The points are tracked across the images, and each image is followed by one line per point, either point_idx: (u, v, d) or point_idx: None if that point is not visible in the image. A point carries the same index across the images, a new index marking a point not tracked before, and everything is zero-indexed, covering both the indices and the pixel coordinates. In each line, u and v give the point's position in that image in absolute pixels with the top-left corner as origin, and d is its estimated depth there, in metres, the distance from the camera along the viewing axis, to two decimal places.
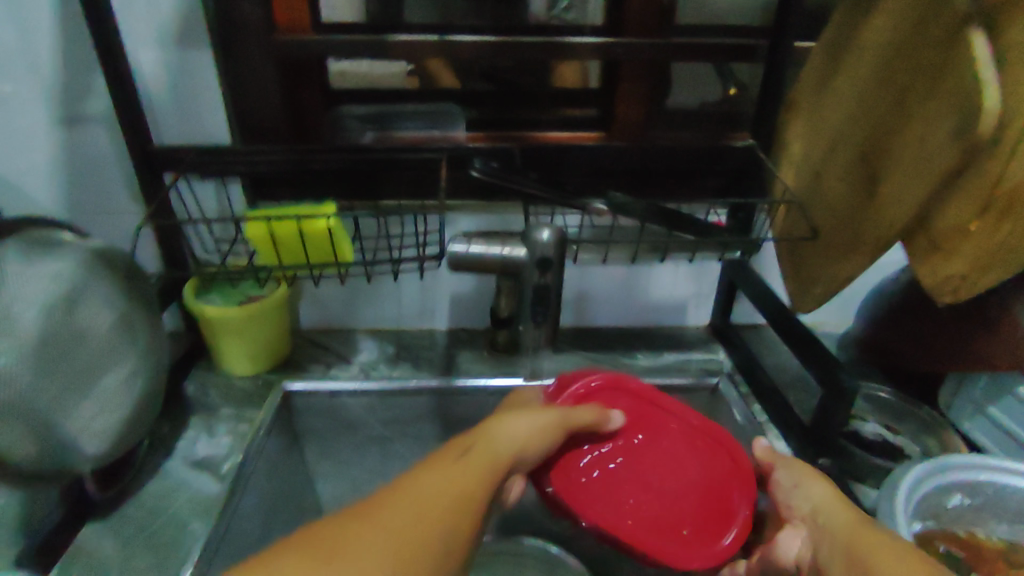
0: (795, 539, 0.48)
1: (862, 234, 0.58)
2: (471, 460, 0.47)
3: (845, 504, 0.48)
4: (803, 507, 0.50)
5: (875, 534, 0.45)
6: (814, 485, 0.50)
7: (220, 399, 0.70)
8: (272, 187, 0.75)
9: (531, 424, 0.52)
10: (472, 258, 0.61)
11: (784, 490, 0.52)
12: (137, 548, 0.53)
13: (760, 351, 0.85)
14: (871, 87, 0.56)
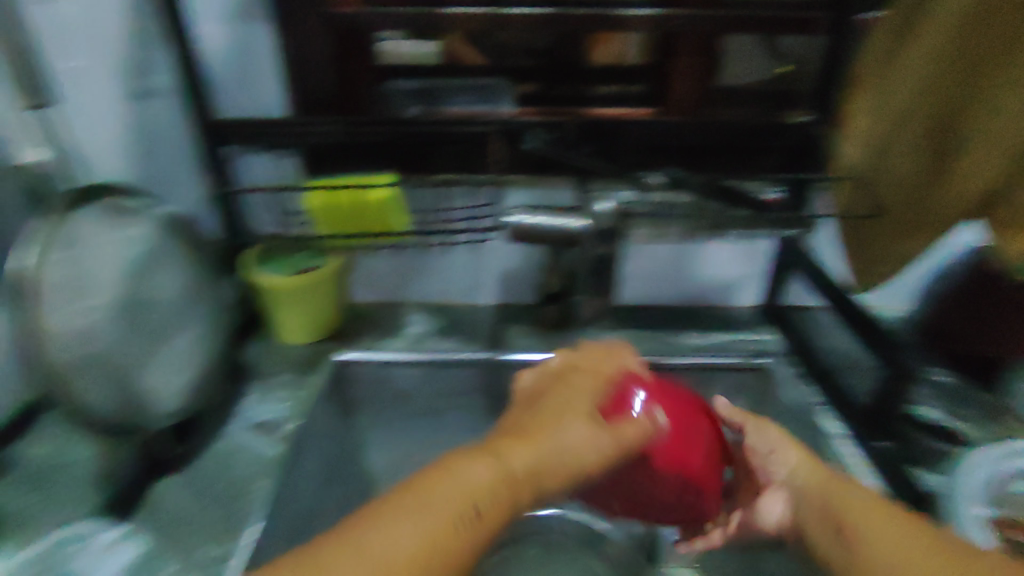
0: (775, 505, 0.54)
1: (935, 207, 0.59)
2: (484, 518, 0.41)
3: (820, 466, 0.53)
4: (783, 473, 0.54)
5: (842, 486, 0.49)
6: (789, 451, 0.54)
7: (277, 366, 0.75)
8: (321, 162, 0.76)
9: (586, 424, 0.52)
10: (532, 229, 0.54)
11: (761, 456, 0.56)
12: (208, 500, 0.58)
13: (817, 333, 0.81)
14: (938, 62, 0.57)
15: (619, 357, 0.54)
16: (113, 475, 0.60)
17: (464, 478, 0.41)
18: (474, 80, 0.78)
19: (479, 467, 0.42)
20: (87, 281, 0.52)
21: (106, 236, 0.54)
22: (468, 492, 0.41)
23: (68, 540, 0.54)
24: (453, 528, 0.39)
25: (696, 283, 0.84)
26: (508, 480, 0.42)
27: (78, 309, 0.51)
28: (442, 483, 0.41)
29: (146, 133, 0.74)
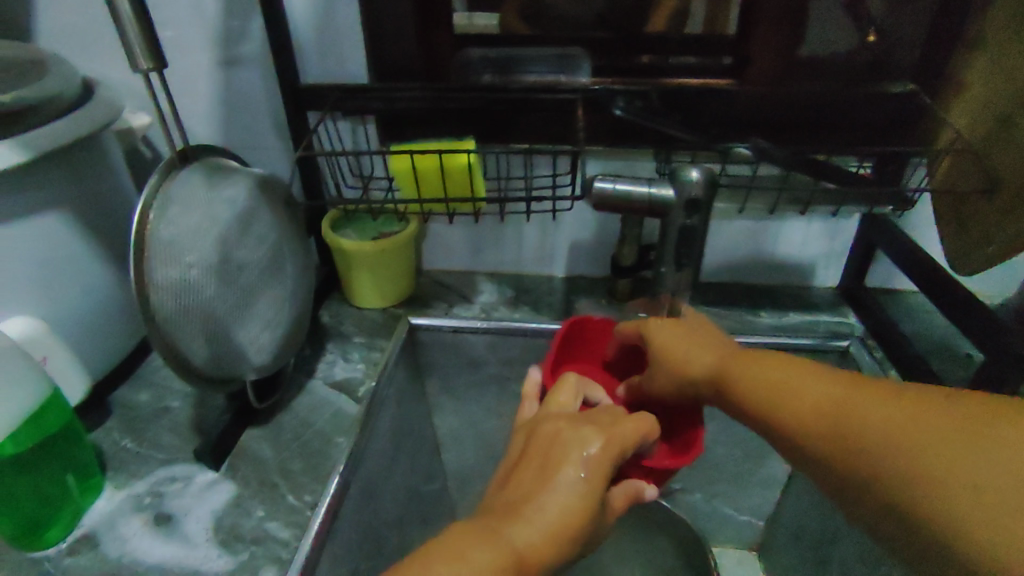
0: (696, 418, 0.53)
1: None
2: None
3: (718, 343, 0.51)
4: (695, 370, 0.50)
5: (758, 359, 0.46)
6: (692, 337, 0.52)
7: (353, 328, 0.77)
8: (402, 128, 0.78)
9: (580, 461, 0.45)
10: (618, 196, 0.53)
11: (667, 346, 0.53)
12: (291, 453, 0.61)
13: (906, 316, 0.77)
14: None
15: (626, 416, 0.51)
16: (206, 422, 0.64)
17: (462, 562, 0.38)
18: (554, 47, 0.74)
19: (494, 547, 0.39)
20: (194, 237, 0.52)
21: (209, 195, 0.55)
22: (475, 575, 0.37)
23: (169, 481, 0.58)
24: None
25: (772, 260, 0.81)
26: (517, 563, 0.39)
27: (182, 265, 0.51)
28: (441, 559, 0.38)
29: (235, 99, 0.78)
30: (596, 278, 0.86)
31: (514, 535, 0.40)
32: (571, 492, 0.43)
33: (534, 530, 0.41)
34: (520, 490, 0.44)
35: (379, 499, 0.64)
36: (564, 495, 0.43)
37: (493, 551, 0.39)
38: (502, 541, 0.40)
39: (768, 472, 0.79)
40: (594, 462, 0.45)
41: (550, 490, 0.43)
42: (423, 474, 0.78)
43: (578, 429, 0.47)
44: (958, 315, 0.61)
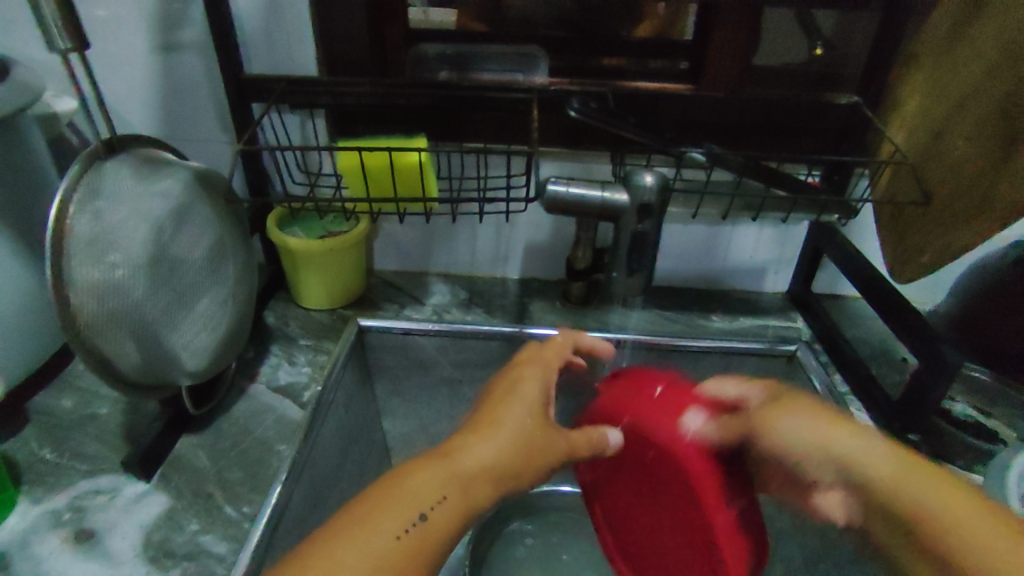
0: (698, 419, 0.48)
1: (991, 206, 0.53)
2: (426, 532, 0.41)
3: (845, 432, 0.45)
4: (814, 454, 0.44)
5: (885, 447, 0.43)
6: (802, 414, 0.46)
7: (299, 329, 0.75)
8: (353, 124, 0.76)
9: (529, 395, 0.50)
10: (571, 200, 0.52)
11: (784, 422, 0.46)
12: (229, 462, 0.58)
13: (848, 321, 0.79)
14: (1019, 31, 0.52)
15: (545, 345, 0.59)
16: (136, 429, 0.60)
17: (408, 489, 0.43)
18: (510, 46, 0.74)
19: (436, 475, 0.44)
20: (117, 233, 0.48)
21: (136, 189, 0.51)
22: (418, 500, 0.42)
23: (92, 494, 0.54)
24: (430, 545, 0.41)
25: (722, 265, 0.82)
26: (462, 480, 0.44)
27: (102, 263, 0.47)
28: (393, 488, 0.43)
29: (174, 87, 0.74)
30: (549, 281, 0.86)
31: (459, 456, 0.45)
32: (523, 419, 0.48)
33: (480, 446, 0.45)
34: (477, 420, 0.49)
35: (323, 507, 0.62)
36: (506, 422, 0.47)
37: (436, 474, 0.44)
38: (449, 464, 0.44)
39: None
40: (537, 395, 0.50)
41: (491, 421, 0.47)
42: (371, 480, 0.76)
43: (525, 369, 0.53)
44: (895, 323, 0.63)
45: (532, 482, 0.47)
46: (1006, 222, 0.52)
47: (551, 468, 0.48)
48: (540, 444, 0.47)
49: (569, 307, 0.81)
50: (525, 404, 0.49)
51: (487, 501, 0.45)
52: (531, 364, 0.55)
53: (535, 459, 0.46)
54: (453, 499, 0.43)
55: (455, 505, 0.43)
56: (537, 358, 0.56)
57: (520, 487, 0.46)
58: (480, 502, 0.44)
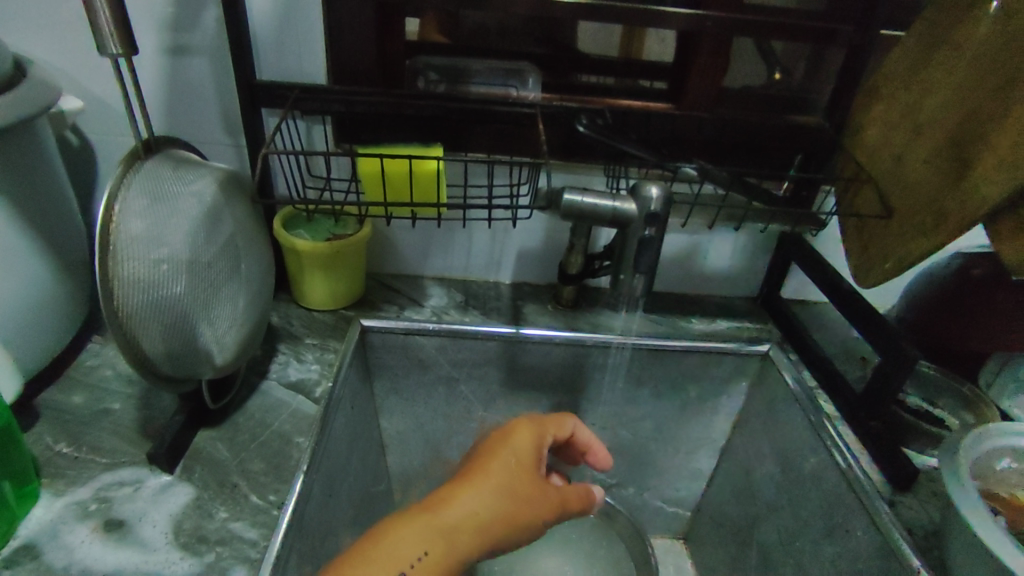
0: None
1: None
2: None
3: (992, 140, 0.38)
4: None
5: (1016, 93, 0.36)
6: None
7: (303, 329, 0.77)
8: (357, 131, 0.79)
9: (512, 457, 0.55)
10: (583, 207, 0.58)
11: None
12: (250, 454, 0.59)
13: (813, 324, 0.87)
14: (972, 70, 0.58)
15: (550, 414, 0.64)
16: (152, 424, 0.61)
17: (396, 545, 0.47)
18: (500, 61, 0.80)
19: (419, 532, 0.48)
20: (161, 230, 0.51)
21: (173, 186, 0.54)
22: (403, 559, 0.46)
23: (116, 486, 0.55)
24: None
25: (703, 274, 0.89)
26: (445, 539, 0.48)
27: (148, 260, 0.50)
28: (380, 547, 0.47)
29: (180, 89, 0.76)
30: (540, 285, 0.91)
31: (444, 512, 0.50)
32: (506, 477, 0.53)
33: (466, 501, 0.51)
34: (466, 473, 0.54)
35: (335, 498, 0.64)
36: (490, 475, 0.53)
37: (421, 527, 0.48)
38: (434, 520, 0.49)
39: (694, 465, 0.88)
40: (522, 457, 0.56)
41: (478, 474, 0.53)
42: (371, 475, 0.78)
43: (514, 426, 0.59)
44: (860, 326, 0.70)
45: (517, 535, 0.52)
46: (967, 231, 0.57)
47: (533, 521, 0.53)
48: (519, 496, 0.53)
49: (561, 310, 0.86)
50: (507, 465, 0.54)
51: (469, 558, 0.49)
52: (527, 423, 0.60)
53: (514, 514, 0.51)
54: (436, 552, 0.47)
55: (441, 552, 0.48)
56: (538, 422, 0.62)
57: (502, 541, 0.51)
58: (464, 558, 0.49)
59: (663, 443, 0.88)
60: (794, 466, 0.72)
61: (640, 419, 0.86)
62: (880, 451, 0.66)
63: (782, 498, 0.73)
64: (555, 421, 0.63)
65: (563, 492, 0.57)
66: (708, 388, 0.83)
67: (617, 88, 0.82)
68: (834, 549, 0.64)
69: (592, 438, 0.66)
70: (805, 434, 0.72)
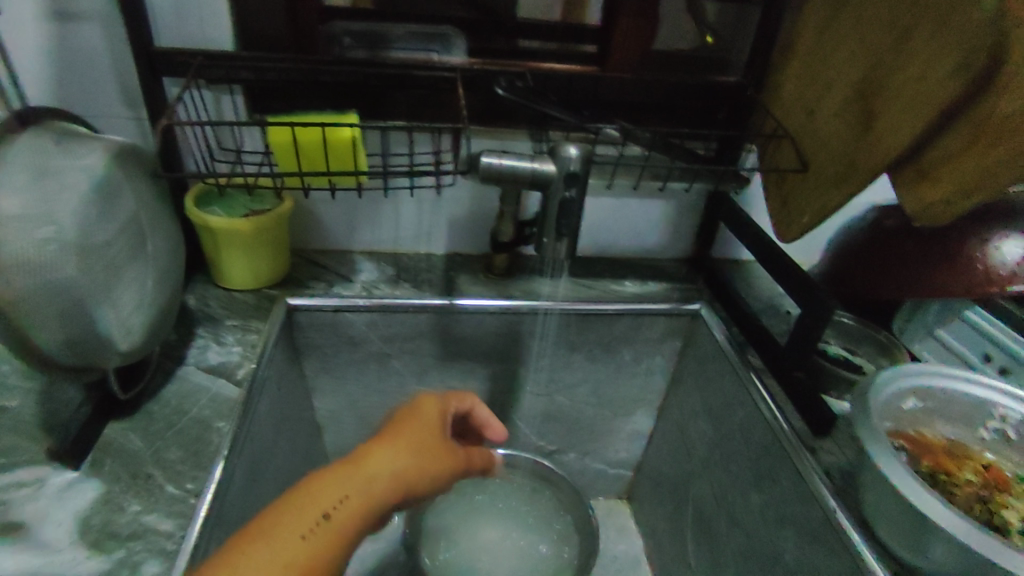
0: None
1: (996, 135, 0.48)
2: (331, 526, 0.44)
3: None
4: None
5: None
6: None
7: (224, 311, 0.74)
8: (270, 101, 0.75)
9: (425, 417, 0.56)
10: (502, 170, 0.56)
11: None
12: (166, 441, 0.56)
13: (741, 282, 0.89)
14: (873, 22, 0.59)
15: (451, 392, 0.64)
16: (55, 418, 0.57)
17: (313, 494, 0.45)
18: (420, 25, 0.76)
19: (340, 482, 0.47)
20: (48, 206, 0.47)
21: (58, 161, 0.50)
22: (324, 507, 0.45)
23: (13, 487, 0.51)
24: (335, 546, 0.44)
25: (632, 235, 0.89)
26: (368, 487, 0.47)
27: (34, 240, 0.46)
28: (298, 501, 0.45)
29: (68, 58, 0.69)
30: (472, 255, 0.89)
31: (364, 463, 0.49)
32: (421, 434, 0.54)
33: (387, 454, 0.50)
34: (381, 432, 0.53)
35: (263, 481, 0.63)
36: (407, 433, 0.53)
37: (340, 477, 0.47)
38: (356, 470, 0.48)
39: (630, 426, 0.91)
40: (433, 418, 0.56)
41: (395, 432, 0.53)
42: (303, 455, 0.77)
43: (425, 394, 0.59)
44: (780, 279, 0.72)
45: (428, 490, 0.52)
46: (874, 180, 0.59)
47: (442, 476, 0.53)
48: (432, 450, 0.53)
49: (493, 279, 0.85)
50: (422, 423, 0.55)
51: (385, 507, 0.49)
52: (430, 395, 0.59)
53: (428, 468, 0.52)
54: (357, 499, 0.46)
55: (362, 499, 0.47)
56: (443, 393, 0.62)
57: (414, 493, 0.51)
58: (381, 509, 0.48)
59: (600, 406, 0.89)
60: (723, 419, 0.75)
61: (577, 384, 0.87)
62: (800, 399, 0.69)
63: (713, 452, 0.76)
64: (455, 396, 0.62)
65: (468, 451, 0.59)
66: (640, 348, 0.85)
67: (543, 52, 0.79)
68: (761, 498, 0.67)
69: (488, 415, 0.65)
70: (733, 389, 0.74)
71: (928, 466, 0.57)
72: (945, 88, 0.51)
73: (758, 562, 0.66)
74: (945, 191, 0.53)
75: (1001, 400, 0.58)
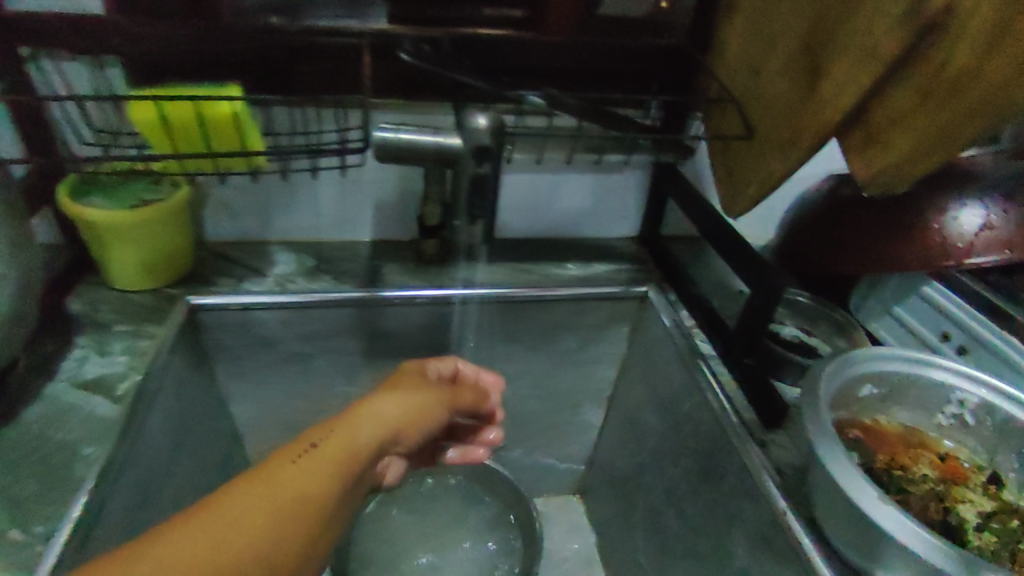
0: None
1: (952, 87, 0.43)
2: (324, 455, 0.43)
3: None
4: None
5: None
6: None
7: (112, 315, 0.65)
8: (158, 75, 0.63)
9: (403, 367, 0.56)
10: (400, 145, 0.49)
11: None
12: (24, 475, 0.49)
13: (692, 261, 0.83)
14: None
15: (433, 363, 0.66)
16: None
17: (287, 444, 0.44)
18: None
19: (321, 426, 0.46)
20: None
21: None
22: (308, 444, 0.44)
23: None
24: (332, 477, 0.43)
25: (571, 214, 0.82)
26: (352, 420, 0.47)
27: None
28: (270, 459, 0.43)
29: None
30: (402, 242, 0.82)
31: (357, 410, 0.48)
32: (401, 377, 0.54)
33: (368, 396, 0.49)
34: None
35: (152, 508, 0.56)
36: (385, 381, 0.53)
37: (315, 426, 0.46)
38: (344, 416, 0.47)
39: (580, 418, 0.85)
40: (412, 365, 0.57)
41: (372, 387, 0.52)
42: (215, 468, 0.70)
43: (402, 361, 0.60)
44: (727, 256, 0.66)
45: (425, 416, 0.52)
46: (821, 145, 0.53)
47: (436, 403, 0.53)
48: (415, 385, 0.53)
49: (423, 268, 0.77)
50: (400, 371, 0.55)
51: (378, 448, 0.48)
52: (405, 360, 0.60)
53: (416, 410, 0.50)
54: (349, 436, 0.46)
55: (353, 438, 0.46)
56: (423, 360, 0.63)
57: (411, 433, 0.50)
58: (376, 447, 0.47)
59: (547, 399, 0.83)
60: (672, 411, 0.70)
61: (519, 377, 0.81)
62: (752, 387, 0.63)
63: (663, 445, 0.71)
64: (435, 358, 0.60)
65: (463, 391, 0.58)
66: (586, 336, 0.79)
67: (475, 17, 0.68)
68: (710, 496, 0.62)
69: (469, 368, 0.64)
70: (681, 378, 0.68)
71: (883, 460, 0.53)
72: (892, 36, 0.45)
73: (706, 564, 0.62)
74: (896, 154, 0.48)
75: (961, 383, 0.53)
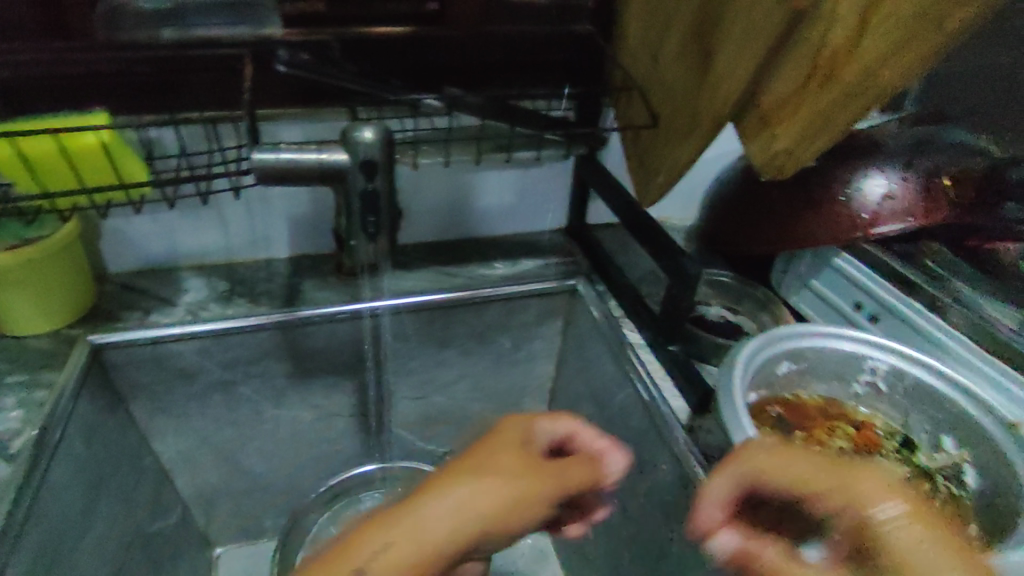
0: None
1: (828, 71, 0.43)
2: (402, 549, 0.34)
3: None
4: None
5: None
6: None
7: (6, 365, 0.61)
8: (24, 101, 0.59)
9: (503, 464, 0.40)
10: (283, 166, 0.47)
11: None
12: None
13: (618, 248, 0.83)
14: None
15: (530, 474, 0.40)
16: None
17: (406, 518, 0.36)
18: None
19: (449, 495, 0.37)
20: None
21: None
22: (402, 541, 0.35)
23: None
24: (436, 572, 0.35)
25: (493, 211, 0.81)
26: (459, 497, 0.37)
27: None
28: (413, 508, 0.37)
29: None
30: (322, 254, 0.79)
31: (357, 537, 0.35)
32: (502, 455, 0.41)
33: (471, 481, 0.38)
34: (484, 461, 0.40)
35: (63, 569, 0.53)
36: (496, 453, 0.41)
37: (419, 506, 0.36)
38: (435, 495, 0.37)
39: None
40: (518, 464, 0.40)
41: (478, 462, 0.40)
42: (143, 512, 0.67)
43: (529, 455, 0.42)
44: (645, 246, 0.65)
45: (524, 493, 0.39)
46: (719, 130, 0.53)
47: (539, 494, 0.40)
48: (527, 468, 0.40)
49: (344, 280, 0.75)
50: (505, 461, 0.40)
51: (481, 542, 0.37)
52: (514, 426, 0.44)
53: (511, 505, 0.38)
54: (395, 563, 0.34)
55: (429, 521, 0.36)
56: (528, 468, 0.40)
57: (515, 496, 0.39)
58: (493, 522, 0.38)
59: (487, 399, 0.82)
60: (606, 403, 0.69)
61: (456, 381, 0.80)
62: (678, 373, 0.63)
63: None
64: (545, 414, 0.47)
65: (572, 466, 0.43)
66: (519, 334, 0.78)
67: (374, 12, 0.65)
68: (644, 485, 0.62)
69: (598, 437, 0.47)
70: (612, 371, 0.68)
71: (803, 436, 0.54)
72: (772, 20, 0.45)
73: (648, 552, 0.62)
74: (786, 139, 0.48)
75: (870, 352, 0.54)
